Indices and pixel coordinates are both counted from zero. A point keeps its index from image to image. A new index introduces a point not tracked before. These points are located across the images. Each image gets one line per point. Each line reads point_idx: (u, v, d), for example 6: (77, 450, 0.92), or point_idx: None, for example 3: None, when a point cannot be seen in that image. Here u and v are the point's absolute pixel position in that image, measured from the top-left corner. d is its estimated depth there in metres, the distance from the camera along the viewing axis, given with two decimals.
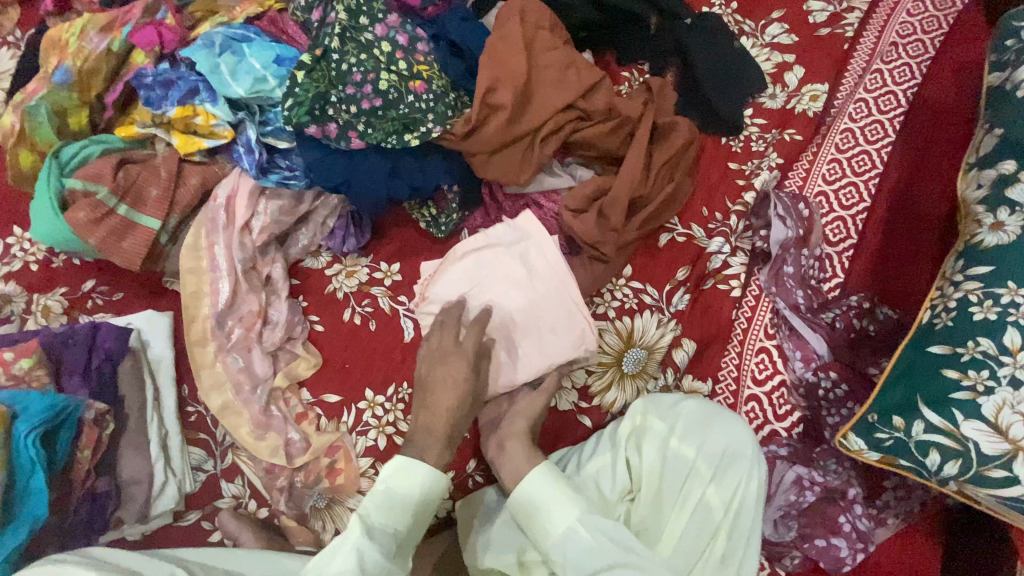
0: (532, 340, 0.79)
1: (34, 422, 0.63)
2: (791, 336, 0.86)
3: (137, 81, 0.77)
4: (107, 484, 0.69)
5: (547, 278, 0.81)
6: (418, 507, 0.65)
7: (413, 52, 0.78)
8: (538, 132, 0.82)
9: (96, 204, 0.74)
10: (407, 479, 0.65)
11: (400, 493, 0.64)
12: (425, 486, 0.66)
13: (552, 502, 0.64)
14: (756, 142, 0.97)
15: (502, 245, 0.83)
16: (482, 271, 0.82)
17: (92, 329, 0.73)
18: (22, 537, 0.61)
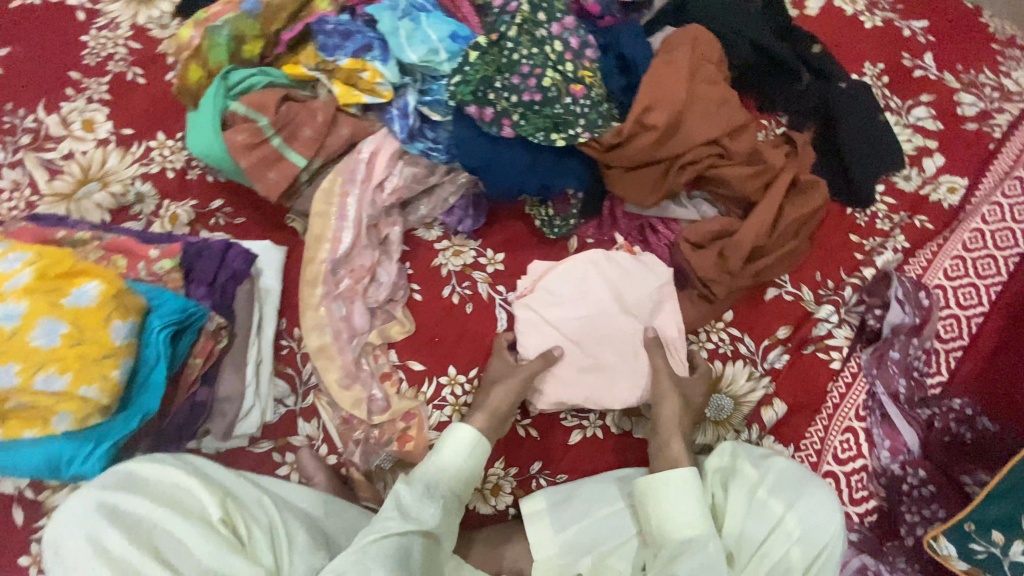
0: (618, 366, 0.82)
1: (169, 319, 0.63)
2: (882, 423, 0.84)
3: (319, 25, 0.80)
4: (206, 396, 0.72)
5: (650, 312, 0.84)
6: (459, 459, 0.71)
7: (581, 57, 0.79)
8: (678, 160, 0.83)
9: (256, 131, 0.77)
10: (453, 445, 0.71)
11: (443, 451, 0.71)
12: (464, 440, 0.71)
13: (658, 500, 0.69)
14: (883, 220, 0.96)
15: (618, 264, 0.85)
16: (586, 279, 0.84)
17: (226, 246, 0.75)
18: (134, 427, 0.60)
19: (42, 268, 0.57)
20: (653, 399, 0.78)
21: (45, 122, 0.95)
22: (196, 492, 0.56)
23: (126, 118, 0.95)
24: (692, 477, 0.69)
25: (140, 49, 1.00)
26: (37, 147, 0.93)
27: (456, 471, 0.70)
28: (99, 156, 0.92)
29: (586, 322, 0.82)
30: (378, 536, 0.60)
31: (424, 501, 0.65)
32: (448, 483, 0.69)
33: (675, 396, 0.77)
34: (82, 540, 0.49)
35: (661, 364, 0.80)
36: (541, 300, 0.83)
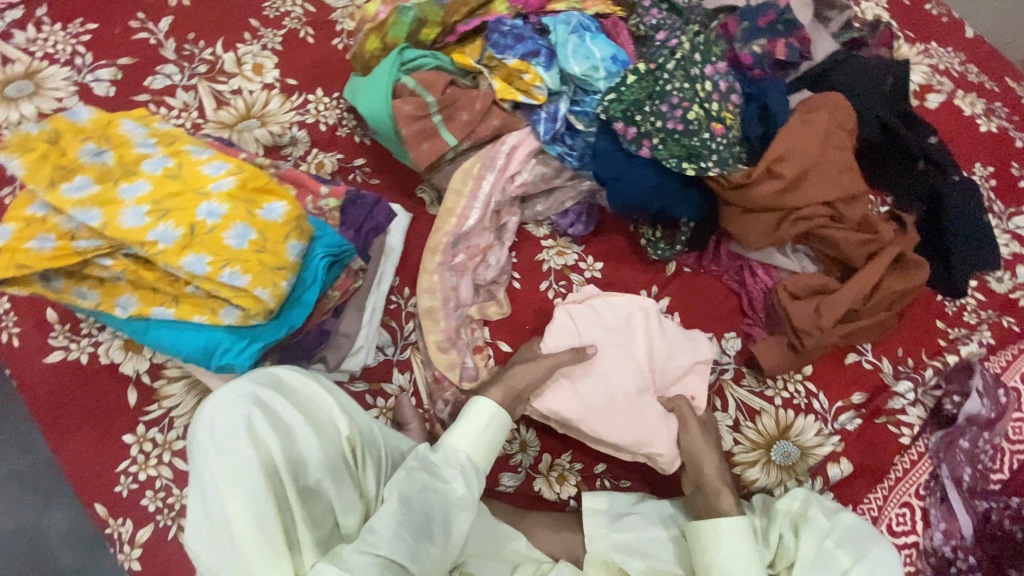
0: (629, 410, 0.82)
1: (331, 250, 0.72)
2: (940, 505, 0.85)
3: (496, 25, 0.89)
4: (332, 326, 0.81)
5: (674, 382, 0.86)
6: (476, 427, 0.72)
7: (726, 100, 0.84)
8: (793, 212, 0.87)
9: (422, 106, 0.86)
10: (475, 417, 0.72)
11: (464, 421, 0.72)
12: (483, 414, 0.72)
13: (714, 546, 0.70)
14: (970, 313, 0.99)
15: (665, 322, 0.87)
16: (630, 318, 0.87)
17: (377, 199, 0.85)
18: (282, 335, 0.68)
19: (244, 179, 0.66)
20: (689, 454, 0.79)
21: (220, 57, 1.03)
22: (333, 413, 0.64)
23: (292, 69, 1.04)
24: (742, 526, 0.70)
25: (315, 12, 1.10)
26: (210, 77, 1.02)
27: (474, 440, 0.71)
28: (263, 98, 1.01)
29: (619, 355, 0.86)
30: (407, 491, 0.61)
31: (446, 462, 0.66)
32: (467, 449, 0.70)
33: (714, 457, 0.79)
34: (235, 420, 0.57)
35: (692, 418, 0.81)
36: (583, 318, 0.86)
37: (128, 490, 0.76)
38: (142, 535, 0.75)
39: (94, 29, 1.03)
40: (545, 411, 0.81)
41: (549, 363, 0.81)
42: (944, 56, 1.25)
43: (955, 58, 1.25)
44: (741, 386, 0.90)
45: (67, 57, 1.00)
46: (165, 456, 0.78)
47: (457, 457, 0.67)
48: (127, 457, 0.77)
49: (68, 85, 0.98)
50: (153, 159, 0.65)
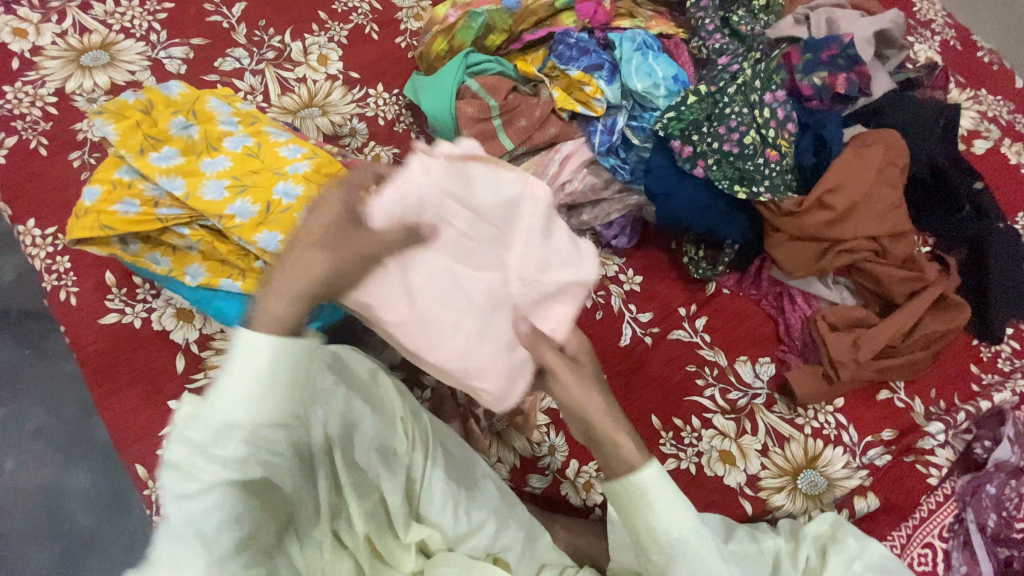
0: (469, 324, 0.60)
1: None
2: (962, 550, 0.86)
3: (562, 37, 0.92)
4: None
5: (541, 301, 0.63)
6: (249, 383, 0.45)
7: (783, 128, 0.86)
8: (838, 244, 0.88)
9: (484, 108, 0.88)
10: (251, 348, 0.46)
11: (236, 362, 0.46)
12: (257, 347, 0.46)
13: (649, 505, 0.55)
14: (1005, 360, 0.98)
15: (551, 223, 0.64)
16: (502, 199, 0.61)
17: None
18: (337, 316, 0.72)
19: (319, 164, 0.68)
20: (567, 397, 0.61)
21: (289, 45, 1.07)
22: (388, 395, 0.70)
23: (356, 63, 1.07)
24: (660, 470, 0.56)
25: (381, 9, 1.13)
26: (277, 63, 1.05)
27: (253, 399, 0.45)
28: (326, 88, 1.04)
29: (485, 245, 0.61)
30: (187, 498, 0.45)
31: (218, 442, 0.45)
32: (254, 415, 0.46)
33: (592, 391, 0.61)
34: None
35: (545, 346, 0.63)
36: (447, 177, 0.58)
37: None
38: None
39: (170, 8, 1.07)
40: (358, 305, 0.58)
41: (366, 240, 0.52)
42: (994, 103, 1.25)
43: (1005, 105, 1.25)
44: (772, 411, 0.90)
45: (142, 32, 1.04)
46: None
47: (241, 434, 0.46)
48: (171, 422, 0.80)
49: (141, 59, 1.02)
50: (235, 137, 0.69)
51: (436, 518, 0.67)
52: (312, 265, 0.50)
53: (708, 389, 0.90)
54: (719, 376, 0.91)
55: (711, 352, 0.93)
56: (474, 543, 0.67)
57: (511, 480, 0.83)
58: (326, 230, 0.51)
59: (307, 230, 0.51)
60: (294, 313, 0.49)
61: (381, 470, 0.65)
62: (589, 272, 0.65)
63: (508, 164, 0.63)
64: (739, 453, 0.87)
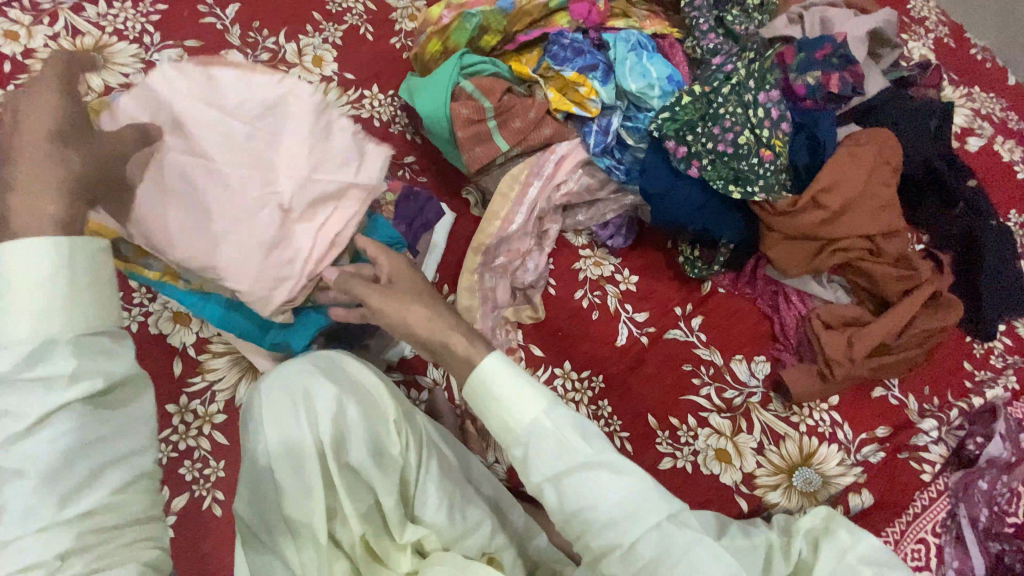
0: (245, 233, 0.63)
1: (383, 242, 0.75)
2: (955, 544, 0.87)
3: (557, 38, 0.92)
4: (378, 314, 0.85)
5: (315, 202, 0.66)
6: (27, 298, 0.43)
7: (777, 127, 0.86)
8: (832, 244, 0.89)
9: (479, 110, 0.88)
10: (31, 260, 0.43)
11: (2, 286, 0.42)
12: (37, 249, 0.43)
13: (506, 398, 0.55)
14: (997, 357, 0.99)
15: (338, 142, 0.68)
16: (263, 106, 0.65)
17: (427, 200, 0.91)
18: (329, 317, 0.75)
19: None
20: (387, 318, 0.62)
21: (283, 47, 1.07)
22: (382, 396, 0.69)
23: (350, 64, 1.07)
24: (499, 361, 0.56)
25: (375, 10, 1.13)
26: (272, 65, 1.05)
27: (42, 309, 0.43)
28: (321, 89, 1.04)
29: (246, 146, 0.64)
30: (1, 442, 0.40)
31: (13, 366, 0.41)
32: (59, 321, 0.43)
33: (414, 305, 0.61)
34: (293, 395, 0.65)
35: (359, 284, 0.63)
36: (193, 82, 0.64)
37: (165, 458, 0.78)
38: (177, 502, 0.77)
39: (163, 9, 1.06)
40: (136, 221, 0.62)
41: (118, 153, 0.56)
42: (987, 100, 1.25)
43: (998, 103, 1.26)
44: (768, 410, 0.91)
45: (135, 34, 1.03)
46: (205, 428, 0.80)
47: (48, 346, 0.42)
48: (168, 426, 0.79)
49: (135, 62, 1.01)
50: None
51: (431, 519, 0.67)
52: (55, 165, 0.47)
53: (704, 388, 0.91)
54: (715, 375, 0.92)
55: (707, 351, 0.93)
56: (470, 543, 0.68)
57: (508, 479, 0.85)
58: (42, 120, 0.48)
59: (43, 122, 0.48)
60: (58, 208, 0.46)
61: (374, 473, 0.64)
62: (368, 180, 0.69)
63: (265, 70, 0.66)
64: (735, 451, 0.88)
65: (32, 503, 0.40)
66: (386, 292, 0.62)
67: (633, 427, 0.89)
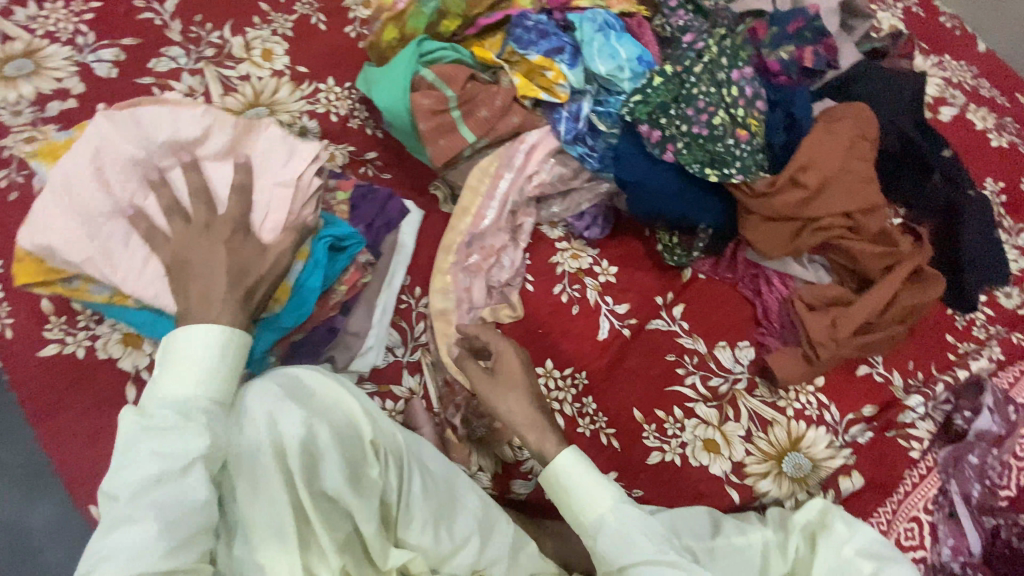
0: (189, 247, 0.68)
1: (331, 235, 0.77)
2: (948, 521, 0.87)
3: (520, 20, 0.87)
4: (340, 324, 0.81)
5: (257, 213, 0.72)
6: (193, 371, 0.57)
7: (752, 106, 0.83)
8: (812, 223, 0.87)
9: (441, 100, 0.84)
10: (187, 348, 0.58)
11: (175, 358, 0.58)
12: (199, 338, 0.59)
13: (581, 490, 0.67)
14: (979, 328, 0.99)
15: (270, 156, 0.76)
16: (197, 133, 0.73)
17: (390, 196, 0.86)
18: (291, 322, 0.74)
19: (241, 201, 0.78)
20: (488, 398, 0.74)
21: (228, 41, 0.99)
22: (355, 416, 0.65)
23: (302, 56, 1.00)
24: (574, 459, 0.68)
25: None
26: (217, 62, 0.98)
27: (199, 380, 0.57)
28: (272, 85, 0.97)
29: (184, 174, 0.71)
30: (143, 492, 0.51)
31: (165, 422, 0.54)
32: (200, 390, 0.57)
33: (507, 391, 0.74)
34: (258, 420, 0.60)
35: (472, 367, 0.76)
36: (127, 127, 0.72)
37: None
38: None
39: (97, 8, 0.98)
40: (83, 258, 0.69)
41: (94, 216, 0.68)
42: (958, 68, 1.24)
43: (969, 70, 1.25)
44: (753, 396, 0.89)
45: (68, 36, 0.95)
46: None
47: (190, 408, 0.56)
48: None
49: (68, 65, 0.93)
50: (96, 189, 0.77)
51: (416, 540, 0.65)
52: (210, 280, 0.65)
53: (689, 378, 0.89)
54: (699, 363, 0.90)
55: (690, 340, 0.91)
56: (458, 561, 0.67)
57: (494, 488, 0.81)
58: (192, 252, 0.67)
59: (201, 254, 0.67)
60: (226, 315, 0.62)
61: (352, 500, 0.61)
62: (292, 174, 0.75)
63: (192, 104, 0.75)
64: (722, 441, 0.86)
65: (142, 546, 0.50)
66: (486, 371, 0.75)
67: (618, 421, 0.86)
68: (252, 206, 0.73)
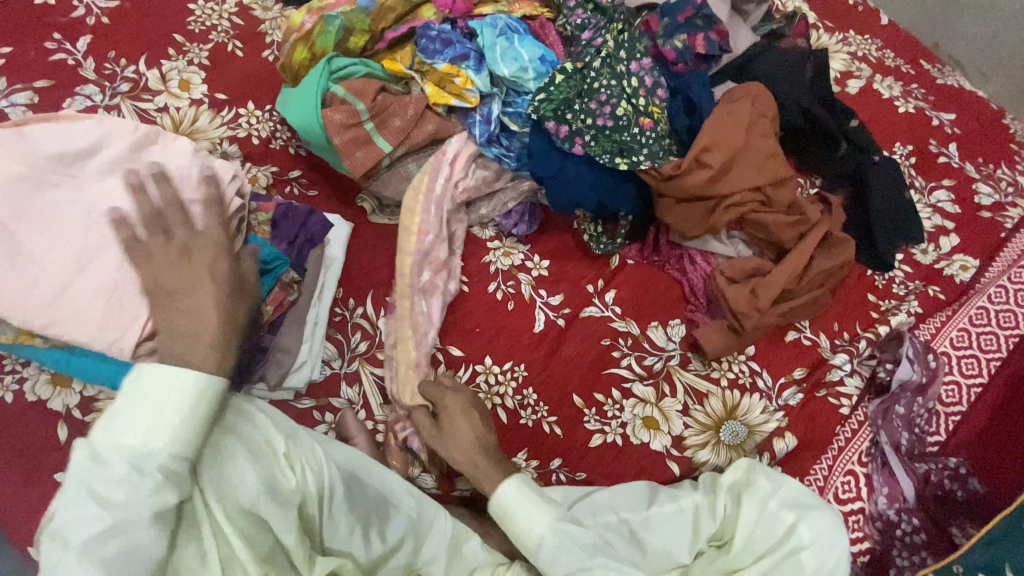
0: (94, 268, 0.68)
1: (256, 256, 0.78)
2: (882, 471, 0.90)
3: (424, 31, 0.90)
4: (269, 343, 0.80)
5: None
6: (163, 419, 0.54)
7: (652, 95, 0.87)
8: (724, 200, 0.90)
9: (352, 113, 0.85)
10: (163, 390, 0.55)
11: (140, 400, 0.54)
12: (161, 383, 0.55)
13: (520, 509, 0.69)
14: (899, 285, 1.03)
15: (171, 170, 0.74)
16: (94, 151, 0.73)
17: (309, 212, 0.87)
18: None
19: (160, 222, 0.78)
20: (438, 440, 0.77)
21: (144, 74, 1.00)
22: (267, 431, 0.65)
23: (221, 83, 1.01)
24: (516, 482, 0.71)
25: (242, 25, 1.07)
26: (134, 96, 0.98)
27: (164, 427, 0.54)
28: (191, 114, 0.98)
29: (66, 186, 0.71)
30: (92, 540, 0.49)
31: (119, 477, 0.51)
32: (167, 443, 0.53)
33: (456, 433, 0.76)
34: None
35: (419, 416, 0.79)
36: (17, 145, 0.70)
37: None
38: None
39: (8, 53, 0.98)
40: None
41: None
42: (862, 42, 1.30)
43: (873, 43, 1.31)
44: (688, 370, 0.92)
45: None
46: None
47: (150, 462, 0.52)
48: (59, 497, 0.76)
49: None
50: None
51: (343, 547, 0.68)
52: (195, 316, 0.62)
53: (625, 360, 0.91)
54: (633, 345, 0.93)
55: (623, 323, 0.94)
56: (394, 562, 0.71)
57: (437, 488, 0.83)
58: (159, 271, 0.66)
59: (185, 288, 0.65)
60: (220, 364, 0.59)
61: (272, 512, 0.61)
62: (207, 195, 0.74)
63: (98, 126, 0.74)
64: (661, 417, 0.89)
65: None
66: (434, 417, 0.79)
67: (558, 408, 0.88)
68: None
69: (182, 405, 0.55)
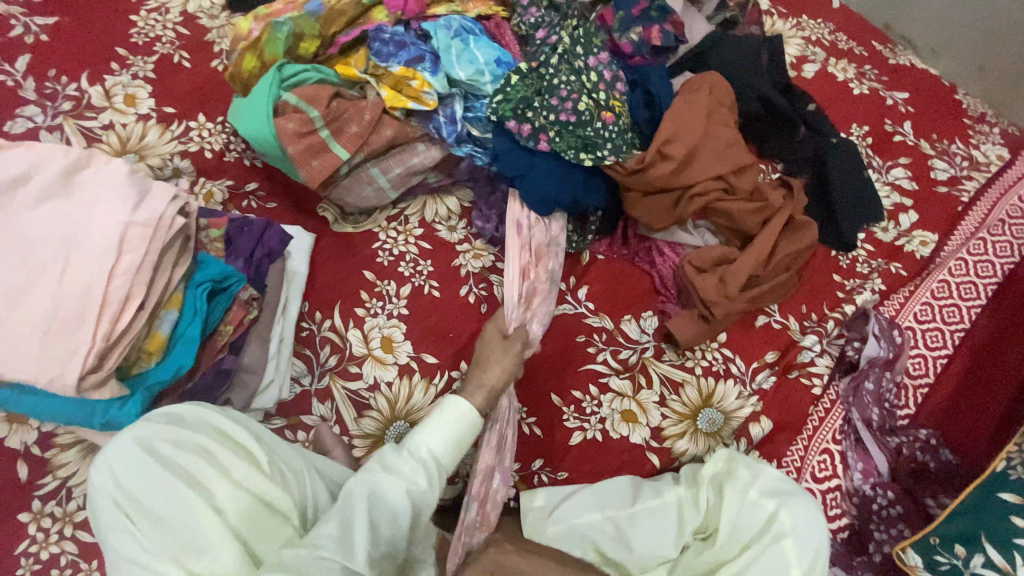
0: (31, 299, 0.65)
1: (210, 276, 0.77)
2: (856, 447, 0.92)
3: (376, 34, 0.88)
4: (231, 364, 0.79)
5: (94, 249, 0.67)
6: (448, 430, 0.68)
7: (612, 89, 0.87)
8: (688, 190, 0.90)
9: (306, 122, 0.83)
10: (451, 417, 0.68)
11: (438, 424, 0.68)
12: (454, 413, 0.68)
13: None
14: (862, 264, 1.05)
15: (108, 191, 0.70)
16: (22, 173, 0.68)
17: (267, 226, 0.85)
18: (169, 376, 0.73)
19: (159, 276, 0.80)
20: None
21: (86, 91, 0.96)
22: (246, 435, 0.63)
23: (168, 96, 0.97)
24: None
25: (188, 34, 1.03)
26: (77, 114, 0.94)
27: (446, 443, 0.67)
28: (139, 130, 0.94)
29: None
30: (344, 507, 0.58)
31: (409, 467, 0.63)
32: (439, 452, 0.66)
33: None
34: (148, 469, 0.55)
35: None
36: None
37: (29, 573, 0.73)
38: None
39: None
40: None
41: None
42: (815, 26, 1.32)
43: (826, 27, 1.33)
44: (662, 361, 0.93)
45: None
46: (66, 530, 0.74)
47: (424, 460, 0.65)
48: (25, 538, 0.73)
49: None
50: None
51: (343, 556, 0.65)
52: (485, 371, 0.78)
53: (600, 355, 0.91)
54: (608, 340, 0.92)
55: (596, 319, 0.94)
56: None
57: None
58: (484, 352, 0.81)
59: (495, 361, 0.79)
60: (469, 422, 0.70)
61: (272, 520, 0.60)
62: (148, 213, 0.70)
63: (32, 148, 0.71)
64: (639, 409, 0.89)
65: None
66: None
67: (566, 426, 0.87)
68: (93, 253, 0.67)
69: (456, 427, 0.68)
